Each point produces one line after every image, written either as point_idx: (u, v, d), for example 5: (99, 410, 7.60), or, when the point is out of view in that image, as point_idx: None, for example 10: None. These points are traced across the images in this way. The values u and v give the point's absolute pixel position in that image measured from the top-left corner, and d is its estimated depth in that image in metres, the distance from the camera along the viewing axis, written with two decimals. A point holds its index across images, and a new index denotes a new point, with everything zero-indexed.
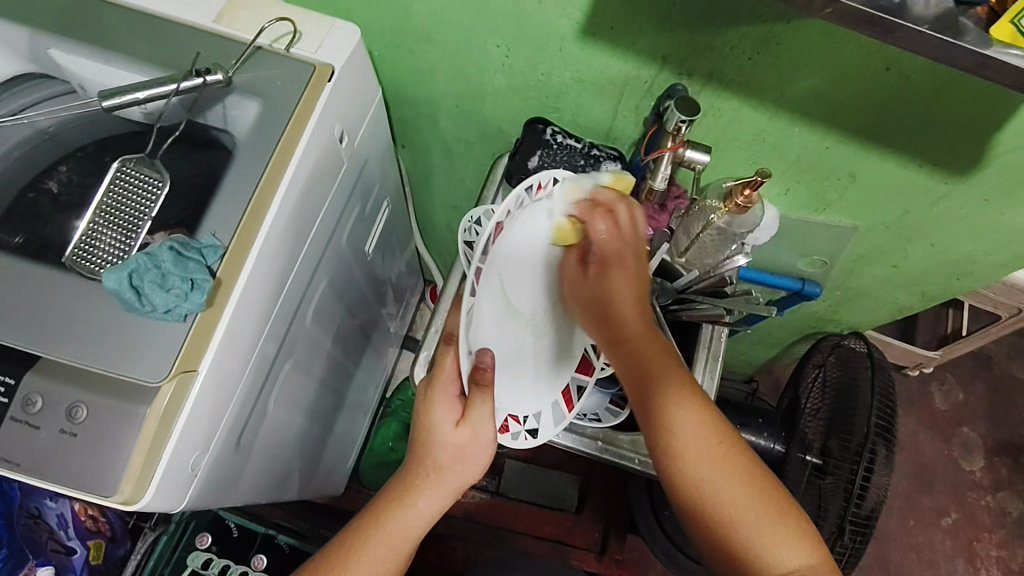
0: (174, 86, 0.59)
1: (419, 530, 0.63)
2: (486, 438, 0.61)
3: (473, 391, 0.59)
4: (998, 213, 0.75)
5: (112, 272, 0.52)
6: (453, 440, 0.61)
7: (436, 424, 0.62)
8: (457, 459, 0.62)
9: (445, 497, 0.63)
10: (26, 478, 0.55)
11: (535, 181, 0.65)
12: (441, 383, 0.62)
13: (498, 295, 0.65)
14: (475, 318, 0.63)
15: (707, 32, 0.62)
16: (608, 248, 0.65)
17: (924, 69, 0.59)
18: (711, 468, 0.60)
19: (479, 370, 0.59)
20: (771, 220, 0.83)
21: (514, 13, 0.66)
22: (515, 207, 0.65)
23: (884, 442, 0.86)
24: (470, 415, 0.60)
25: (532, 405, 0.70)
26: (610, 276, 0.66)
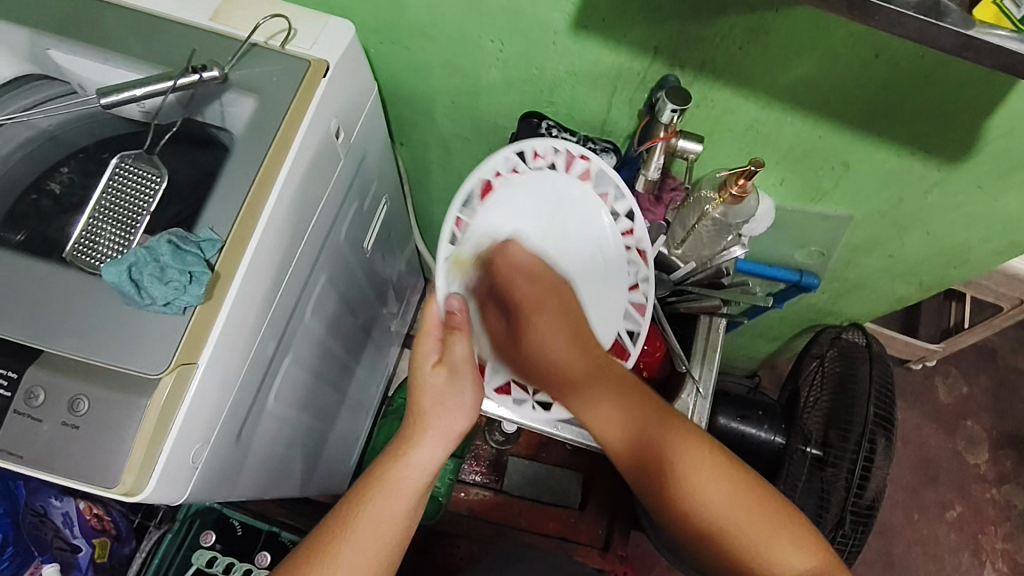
0: (171, 83, 0.60)
1: (417, 483, 0.62)
2: (465, 381, 0.65)
3: (450, 333, 0.65)
4: (993, 200, 0.75)
5: (112, 265, 0.53)
6: (432, 381, 0.64)
7: (419, 366, 0.65)
8: (438, 403, 0.64)
9: (437, 447, 0.64)
10: (29, 471, 0.56)
11: (531, 147, 0.70)
12: (424, 330, 0.65)
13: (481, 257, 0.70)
14: (457, 274, 0.69)
15: (697, 23, 0.62)
16: (525, 296, 0.68)
17: (914, 55, 0.60)
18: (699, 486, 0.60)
19: (452, 314, 0.65)
20: (767, 211, 0.84)
21: (507, 8, 0.67)
22: (505, 169, 0.70)
23: (882, 431, 0.87)
24: (450, 355, 0.65)
25: None
26: (539, 324, 0.68)
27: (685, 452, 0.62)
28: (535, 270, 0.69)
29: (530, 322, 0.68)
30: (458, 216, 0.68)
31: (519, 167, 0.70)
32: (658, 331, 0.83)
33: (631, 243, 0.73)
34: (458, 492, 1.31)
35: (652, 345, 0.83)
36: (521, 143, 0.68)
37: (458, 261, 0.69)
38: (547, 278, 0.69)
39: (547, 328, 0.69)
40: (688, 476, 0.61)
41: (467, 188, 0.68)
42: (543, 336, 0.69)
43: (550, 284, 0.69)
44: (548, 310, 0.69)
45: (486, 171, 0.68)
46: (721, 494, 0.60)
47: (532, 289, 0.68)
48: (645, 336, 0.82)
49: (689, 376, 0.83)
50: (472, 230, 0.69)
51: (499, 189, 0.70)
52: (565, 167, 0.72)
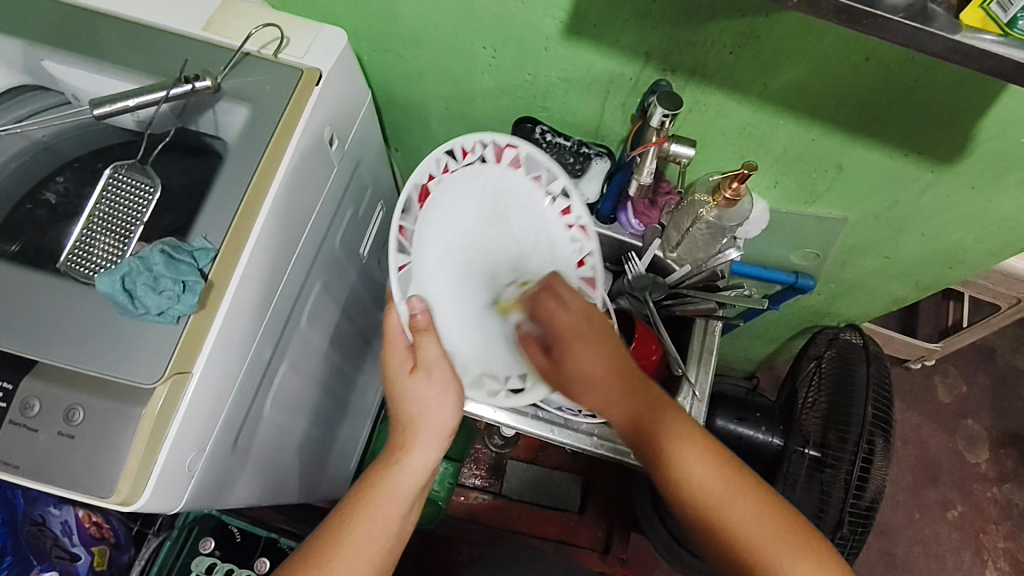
0: (164, 93, 0.60)
1: (413, 487, 0.64)
2: (443, 378, 0.65)
3: (418, 336, 0.65)
4: (986, 200, 0.75)
5: (105, 275, 0.53)
6: (410, 387, 0.65)
7: (394, 374, 0.65)
8: (421, 407, 0.65)
9: (432, 447, 0.65)
10: (24, 481, 0.56)
11: (459, 144, 0.70)
12: (389, 339, 0.66)
13: (433, 256, 0.69)
14: (411, 279, 0.67)
15: (688, 28, 0.62)
16: (563, 326, 0.65)
17: (904, 59, 0.60)
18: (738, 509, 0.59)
19: (415, 317, 0.65)
20: (762, 214, 0.83)
21: (498, 14, 0.67)
22: (437, 171, 0.69)
23: (880, 431, 0.88)
24: (422, 358, 0.65)
25: (516, 367, 0.71)
26: (576, 349, 0.65)
27: (711, 475, 0.60)
28: (575, 305, 0.66)
29: (572, 349, 0.65)
30: (402, 225, 0.67)
31: (452, 165, 0.70)
32: (653, 334, 0.82)
33: (571, 221, 0.74)
34: (457, 496, 1.32)
35: (646, 348, 0.80)
36: (447, 141, 0.68)
37: (411, 267, 0.67)
38: (584, 309, 0.65)
39: (583, 352, 0.64)
40: (714, 489, 0.60)
41: (405, 195, 0.67)
42: (585, 361, 0.64)
43: (590, 313, 0.65)
44: (590, 335, 0.65)
45: (421, 176, 0.68)
46: (765, 521, 0.58)
47: (568, 319, 0.65)
48: (639, 340, 0.80)
49: (685, 379, 0.83)
50: (422, 232, 0.68)
51: (435, 190, 0.69)
52: (494, 157, 0.72)
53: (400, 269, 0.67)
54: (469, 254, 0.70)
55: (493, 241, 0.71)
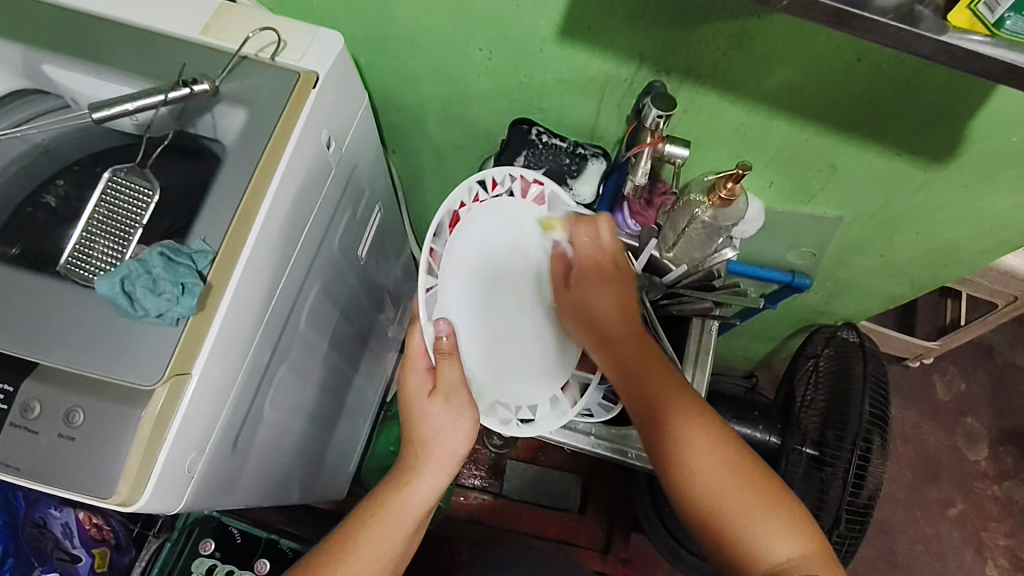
0: (162, 97, 0.61)
1: (421, 509, 0.65)
2: (462, 405, 0.64)
3: (440, 360, 0.64)
4: (980, 198, 0.76)
5: (104, 277, 0.54)
6: (428, 410, 0.65)
7: (413, 396, 0.65)
8: (439, 430, 0.65)
9: (445, 470, 0.65)
10: (27, 482, 0.56)
11: (490, 175, 0.70)
12: (410, 357, 0.66)
13: (460, 281, 0.69)
14: (437, 300, 0.68)
15: (681, 30, 0.63)
16: (587, 263, 0.71)
17: (896, 60, 0.60)
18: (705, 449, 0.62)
19: (440, 340, 0.65)
20: (757, 215, 0.86)
21: (493, 16, 0.67)
22: (469, 200, 0.70)
23: (878, 430, 0.88)
24: (443, 382, 0.64)
25: (527, 399, 0.72)
26: (585, 288, 0.71)
27: (686, 414, 0.64)
28: (598, 249, 0.71)
29: (585, 285, 0.71)
30: (432, 248, 0.68)
31: (482, 196, 0.70)
32: (650, 334, 0.80)
33: None
34: (457, 496, 1.33)
35: None
36: (481, 171, 0.69)
37: (438, 290, 0.68)
38: (611, 254, 0.71)
39: (593, 289, 0.70)
40: (685, 426, 0.63)
41: (437, 219, 0.68)
42: (593, 298, 0.70)
43: (615, 262, 0.71)
44: (606, 276, 0.71)
45: (453, 203, 0.68)
46: (725, 469, 0.61)
47: (596, 257, 0.71)
48: None
49: None
50: (451, 258, 0.69)
51: (466, 219, 0.70)
52: (522, 191, 0.72)
53: (427, 290, 0.68)
54: (491, 281, 0.70)
55: (516, 271, 0.71)
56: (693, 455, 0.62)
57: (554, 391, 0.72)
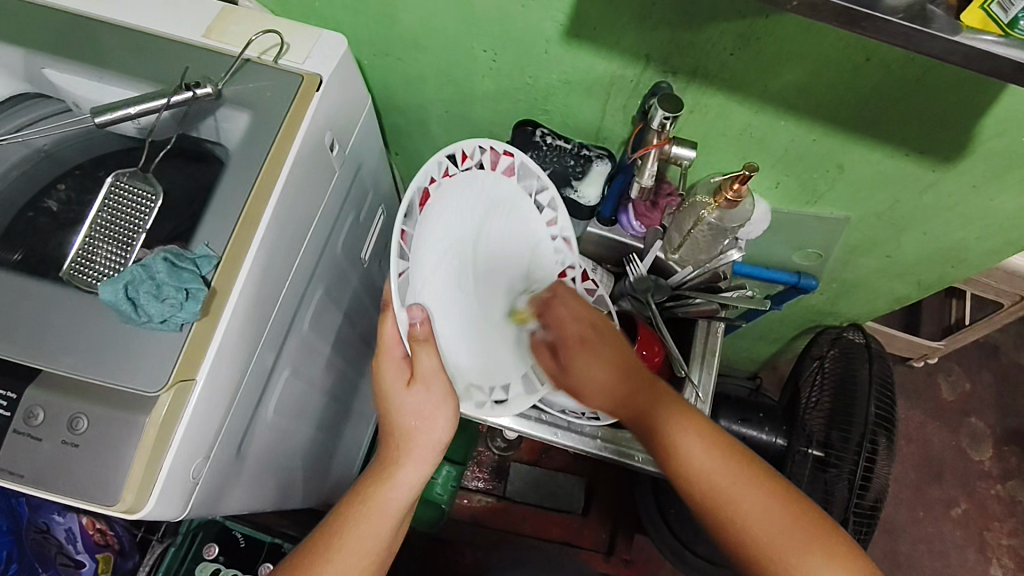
0: (164, 101, 0.60)
1: (404, 502, 0.64)
2: (443, 392, 0.64)
3: (415, 346, 0.62)
4: (988, 198, 0.75)
5: (108, 284, 0.53)
6: (408, 401, 0.64)
7: (390, 388, 0.64)
8: (418, 418, 0.64)
9: (423, 461, 0.65)
10: (30, 490, 0.56)
11: (460, 149, 0.66)
12: (384, 347, 0.64)
13: (431, 263, 0.64)
14: (410, 287, 0.62)
15: (687, 30, 0.62)
16: (569, 335, 0.68)
17: (905, 59, 0.60)
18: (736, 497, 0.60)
19: (415, 326, 0.61)
20: (763, 216, 0.83)
21: (498, 17, 0.67)
22: (438, 175, 0.65)
23: (884, 431, 0.87)
24: (421, 369, 0.62)
25: (500, 375, 0.72)
26: (578, 363, 0.68)
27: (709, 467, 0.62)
28: (580, 316, 0.69)
29: (574, 357, 0.68)
30: (405, 229, 0.61)
31: (452, 170, 0.66)
32: (655, 336, 0.81)
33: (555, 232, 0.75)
34: (462, 499, 1.32)
35: (650, 351, 0.80)
36: (453, 144, 0.64)
37: (410, 273, 0.62)
38: (589, 321, 0.69)
39: (586, 364, 0.68)
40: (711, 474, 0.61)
41: (408, 198, 0.61)
42: (586, 369, 0.68)
43: (594, 325, 0.69)
44: (593, 344, 0.68)
45: (423, 179, 0.63)
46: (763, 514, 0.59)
47: (574, 331, 0.68)
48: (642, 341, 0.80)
49: (689, 381, 0.83)
50: (424, 239, 0.63)
51: (436, 195, 0.64)
52: (491, 165, 0.70)
53: (399, 275, 0.61)
54: (464, 262, 0.67)
55: (484, 247, 0.69)
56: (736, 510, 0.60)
57: (525, 368, 0.72)
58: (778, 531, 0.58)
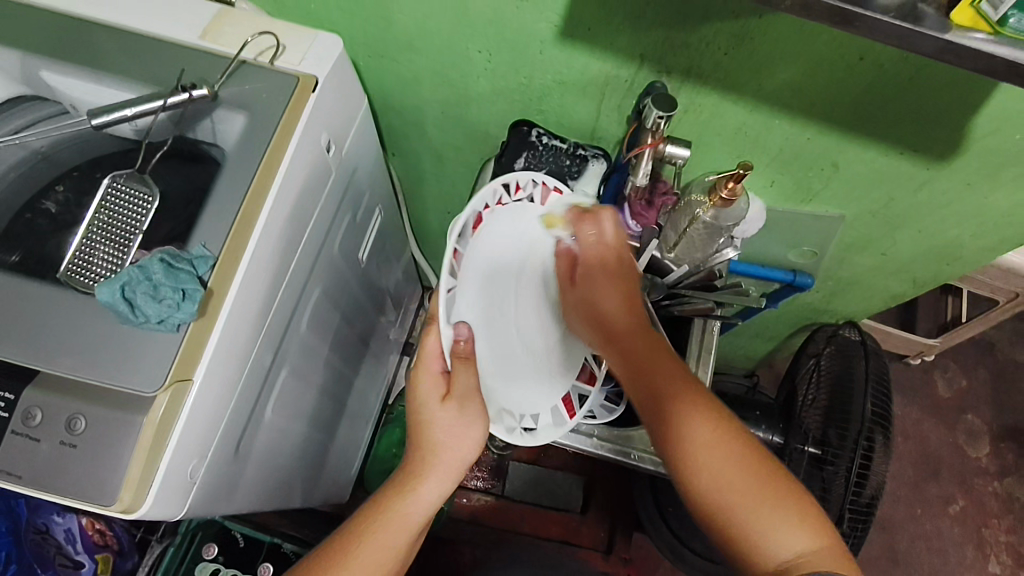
0: (161, 102, 0.61)
1: (423, 517, 0.64)
2: (475, 412, 0.64)
3: (457, 365, 0.64)
4: (981, 196, 0.76)
5: (104, 284, 0.53)
6: (442, 415, 0.64)
7: (426, 402, 0.65)
8: (451, 436, 0.64)
9: (447, 479, 0.65)
10: (28, 490, 0.56)
11: (513, 181, 0.70)
12: (426, 360, 0.66)
13: (478, 285, 0.70)
14: (455, 303, 0.68)
15: (681, 31, 0.63)
16: (592, 260, 0.70)
17: (897, 58, 0.60)
18: (709, 442, 0.60)
19: (456, 342, 0.64)
20: (758, 214, 0.85)
21: (493, 18, 0.67)
22: (492, 202, 0.69)
23: (880, 428, 0.88)
24: (456, 387, 0.64)
25: (531, 406, 0.73)
26: (590, 287, 0.70)
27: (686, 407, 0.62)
28: (604, 247, 0.70)
29: (588, 282, 0.70)
30: (456, 249, 0.68)
31: (504, 200, 0.70)
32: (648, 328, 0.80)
33: None
34: (460, 498, 1.32)
35: None
36: (507, 176, 0.68)
37: (456, 291, 0.68)
38: (615, 252, 0.71)
39: (601, 287, 0.70)
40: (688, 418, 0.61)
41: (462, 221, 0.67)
42: (597, 295, 0.70)
43: (620, 261, 0.71)
44: (605, 276, 0.70)
45: (478, 204, 0.67)
46: (730, 462, 0.59)
47: (597, 254, 0.70)
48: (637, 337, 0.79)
49: None
50: (472, 261, 0.69)
51: (489, 220, 0.69)
52: (539, 201, 0.72)
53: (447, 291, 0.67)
54: (504, 290, 0.72)
55: (526, 279, 0.73)
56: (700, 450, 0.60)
57: (555, 401, 0.73)
58: (750, 491, 0.58)
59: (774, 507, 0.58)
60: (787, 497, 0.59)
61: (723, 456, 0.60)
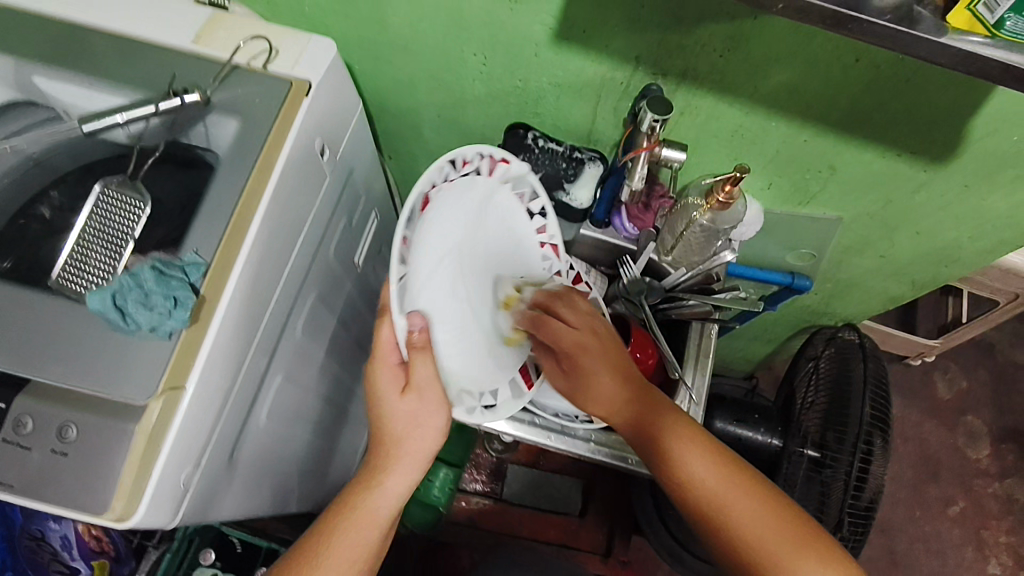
0: (152, 108, 0.61)
1: (390, 511, 0.64)
2: (433, 399, 0.65)
3: (412, 355, 0.64)
4: (980, 198, 0.75)
5: (95, 294, 0.53)
6: (401, 407, 0.65)
7: (382, 393, 0.65)
8: (410, 426, 0.65)
9: (411, 471, 0.65)
10: (19, 499, 0.56)
11: (460, 155, 0.69)
12: (380, 353, 0.66)
13: (429, 270, 0.68)
14: (407, 288, 0.67)
15: (676, 33, 0.62)
16: (569, 341, 0.68)
17: (894, 60, 0.60)
18: (732, 501, 0.62)
19: (412, 333, 0.64)
20: (755, 216, 0.84)
21: (487, 21, 0.67)
22: (440, 181, 0.69)
23: (879, 431, 0.88)
24: (415, 379, 0.64)
25: (489, 381, 0.73)
26: (580, 365, 0.69)
27: (703, 469, 0.64)
28: (580, 322, 0.70)
29: (577, 361, 0.69)
30: (405, 234, 0.67)
31: (453, 175, 0.69)
32: (649, 339, 0.81)
33: (544, 239, 0.76)
34: (459, 501, 1.31)
35: (645, 353, 0.79)
36: (452, 152, 0.67)
37: (408, 278, 0.67)
38: (588, 326, 0.70)
39: (591, 366, 0.69)
40: (706, 478, 0.63)
41: (409, 205, 0.66)
42: (588, 370, 0.69)
43: (596, 331, 0.70)
44: (589, 350, 0.69)
45: (424, 186, 0.67)
46: (752, 513, 0.62)
47: (574, 335, 0.69)
48: (634, 344, 0.79)
49: (683, 383, 0.82)
50: (424, 246, 0.67)
51: (436, 200, 0.68)
52: (488, 170, 0.72)
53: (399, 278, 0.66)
54: (457, 270, 0.70)
55: (474, 258, 0.71)
56: (725, 510, 0.62)
57: (513, 374, 0.75)
58: (778, 541, 0.61)
59: (805, 556, 0.60)
60: (813, 543, 0.61)
61: (746, 509, 0.62)
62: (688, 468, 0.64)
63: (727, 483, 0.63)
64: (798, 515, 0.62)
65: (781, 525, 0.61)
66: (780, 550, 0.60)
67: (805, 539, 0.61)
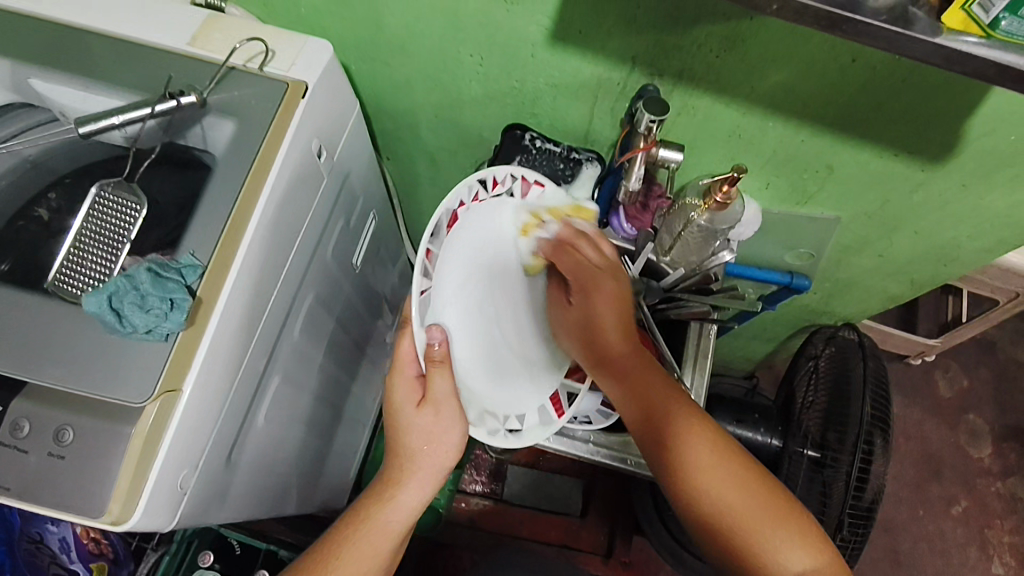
0: (148, 110, 0.60)
1: (403, 525, 0.65)
2: (451, 416, 0.65)
3: (431, 368, 0.63)
4: (978, 197, 0.75)
5: (92, 294, 0.53)
6: (418, 422, 0.64)
7: (400, 406, 0.65)
8: (427, 441, 0.65)
9: (426, 487, 0.66)
10: (15, 502, 0.55)
11: (490, 175, 0.69)
12: (399, 364, 0.65)
13: (458, 287, 0.67)
14: (432, 304, 0.66)
15: (672, 33, 0.62)
16: (584, 276, 0.70)
17: (889, 60, 0.60)
18: (715, 471, 0.63)
19: (432, 347, 0.63)
20: (754, 216, 0.84)
21: (483, 22, 0.67)
22: (468, 200, 0.68)
23: (879, 430, 0.88)
24: (433, 393, 0.64)
25: (515, 405, 0.72)
26: (590, 305, 0.70)
27: (689, 432, 0.65)
28: (599, 262, 0.71)
29: (589, 297, 0.70)
30: (429, 248, 0.65)
31: (481, 195, 0.69)
32: (647, 339, 0.81)
33: None
34: (458, 502, 1.32)
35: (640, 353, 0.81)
36: (482, 171, 0.67)
37: (432, 292, 0.65)
38: (607, 267, 0.71)
39: (602, 305, 0.70)
40: (692, 444, 0.64)
41: (437, 219, 0.65)
42: (596, 311, 0.70)
43: (614, 272, 0.71)
44: (598, 293, 0.70)
45: (452, 203, 0.66)
46: (733, 484, 0.62)
47: (591, 271, 0.70)
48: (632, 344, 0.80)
49: (682, 384, 0.82)
50: (450, 261, 0.67)
51: (464, 218, 0.68)
52: (520, 192, 0.71)
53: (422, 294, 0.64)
54: (486, 289, 0.69)
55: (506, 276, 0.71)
56: (704, 477, 0.63)
57: (542, 399, 0.73)
58: (758, 514, 0.61)
59: (781, 531, 0.61)
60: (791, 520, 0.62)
61: (726, 481, 0.62)
62: (673, 427, 0.65)
63: (713, 450, 0.64)
64: (782, 495, 0.63)
65: (764, 502, 0.62)
66: (758, 524, 0.61)
67: (782, 516, 0.62)
